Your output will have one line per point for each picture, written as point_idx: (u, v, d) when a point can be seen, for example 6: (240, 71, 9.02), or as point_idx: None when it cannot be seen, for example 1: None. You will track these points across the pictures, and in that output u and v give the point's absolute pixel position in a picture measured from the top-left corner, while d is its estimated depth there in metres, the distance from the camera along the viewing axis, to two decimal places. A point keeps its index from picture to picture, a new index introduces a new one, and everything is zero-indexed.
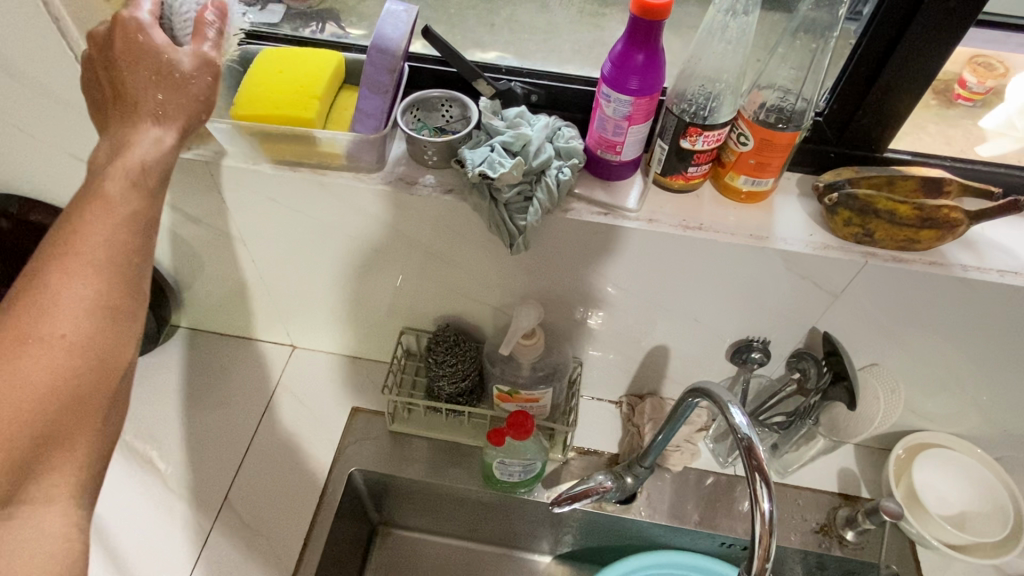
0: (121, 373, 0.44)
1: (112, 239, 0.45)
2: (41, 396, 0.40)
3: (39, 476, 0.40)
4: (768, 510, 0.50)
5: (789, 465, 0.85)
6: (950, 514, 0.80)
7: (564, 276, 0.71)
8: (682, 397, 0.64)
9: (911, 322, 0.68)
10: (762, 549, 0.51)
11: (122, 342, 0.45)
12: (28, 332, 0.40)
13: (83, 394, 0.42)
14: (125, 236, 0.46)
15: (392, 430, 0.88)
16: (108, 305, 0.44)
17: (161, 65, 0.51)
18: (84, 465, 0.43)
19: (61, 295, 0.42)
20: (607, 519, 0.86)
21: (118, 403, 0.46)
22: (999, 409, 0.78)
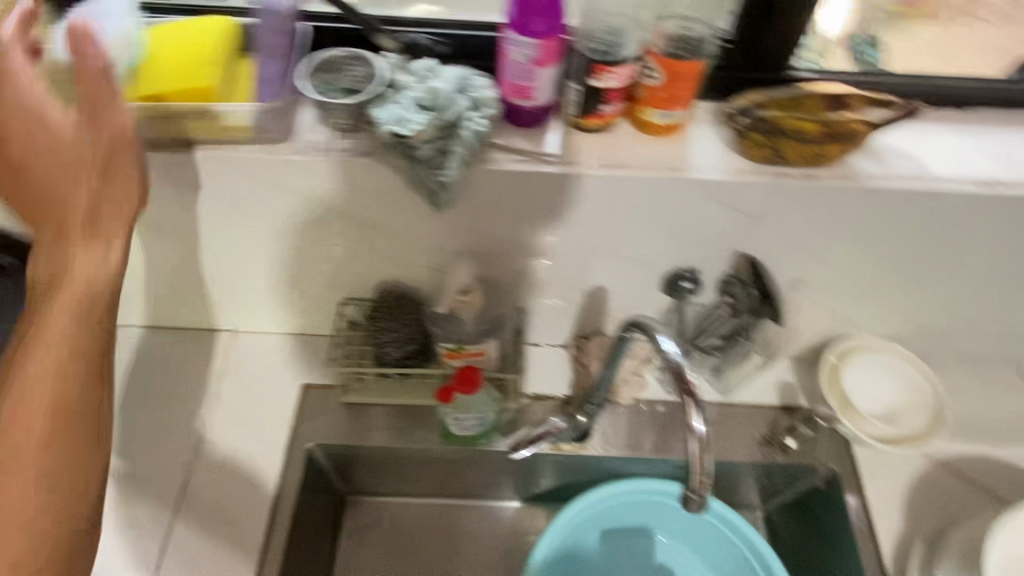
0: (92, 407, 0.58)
1: (91, 285, 0.58)
2: (47, 411, 0.55)
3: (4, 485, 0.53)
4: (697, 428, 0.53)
5: (730, 385, 0.89)
6: (880, 411, 0.84)
7: (494, 229, 0.71)
8: (619, 332, 0.67)
9: (827, 237, 0.71)
10: (697, 462, 0.56)
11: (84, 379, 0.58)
12: (27, 361, 0.56)
13: (73, 411, 0.57)
14: (98, 289, 0.58)
15: (345, 402, 0.89)
16: (100, 333, 0.59)
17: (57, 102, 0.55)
18: (66, 502, 0.55)
19: (52, 329, 0.56)
20: (567, 458, 0.89)
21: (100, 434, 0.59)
22: (917, 308, 0.83)
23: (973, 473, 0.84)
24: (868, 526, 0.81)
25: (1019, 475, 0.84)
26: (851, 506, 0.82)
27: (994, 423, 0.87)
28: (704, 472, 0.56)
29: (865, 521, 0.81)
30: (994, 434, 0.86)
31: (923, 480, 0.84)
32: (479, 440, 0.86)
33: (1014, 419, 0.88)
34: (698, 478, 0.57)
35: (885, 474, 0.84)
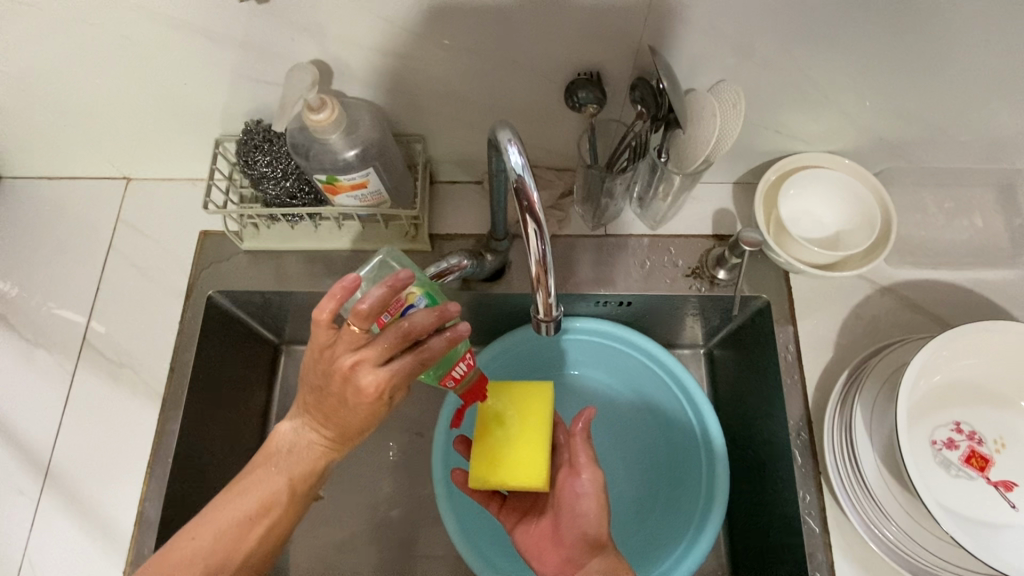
0: (283, 472, 0.61)
1: (298, 454, 0.62)
2: (298, 462, 0.61)
3: (289, 452, 0.62)
4: (541, 247, 0.50)
5: (660, 215, 0.81)
6: (824, 236, 0.76)
7: (349, 29, 0.61)
8: (489, 154, 0.58)
9: (741, 16, 0.59)
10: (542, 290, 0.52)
11: (275, 469, 0.61)
12: (273, 461, 0.62)
13: (281, 474, 0.61)
14: (300, 453, 0.62)
15: (246, 249, 0.83)
16: (280, 473, 0.61)
17: (336, 405, 0.58)
18: (277, 482, 0.61)
19: (280, 457, 0.62)
20: (487, 299, 0.83)
21: (295, 472, 0.61)
22: (864, 111, 0.72)
23: (918, 299, 0.77)
24: (794, 357, 0.76)
25: (971, 299, 0.76)
26: (778, 336, 0.77)
27: (949, 246, 0.79)
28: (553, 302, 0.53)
29: (792, 352, 0.76)
30: (948, 258, 0.79)
31: (862, 308, 0.77)
32: (376, 353, 0.55)
33: (973, 239, 0.79)
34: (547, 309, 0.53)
35: (821, 301, 0.78)
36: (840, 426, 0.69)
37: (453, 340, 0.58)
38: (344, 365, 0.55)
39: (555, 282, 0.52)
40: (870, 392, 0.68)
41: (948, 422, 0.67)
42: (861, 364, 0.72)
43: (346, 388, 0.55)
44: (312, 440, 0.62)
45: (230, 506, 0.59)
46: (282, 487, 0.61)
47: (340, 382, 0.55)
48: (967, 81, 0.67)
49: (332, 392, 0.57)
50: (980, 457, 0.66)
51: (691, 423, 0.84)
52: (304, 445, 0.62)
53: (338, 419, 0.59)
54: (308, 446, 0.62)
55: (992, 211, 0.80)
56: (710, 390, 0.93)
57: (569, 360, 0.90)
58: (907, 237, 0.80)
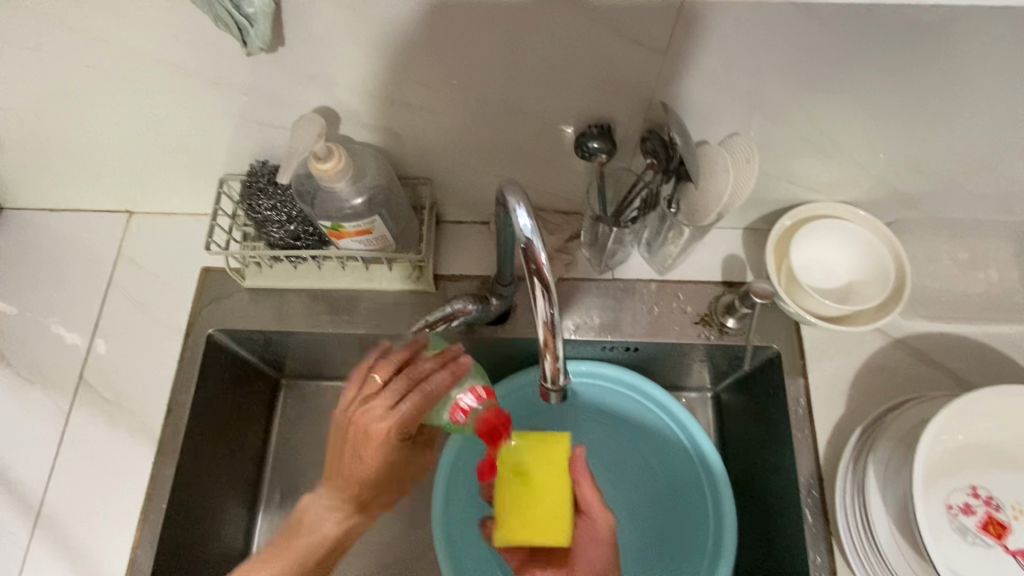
0: (301, 547, 0.66)
1: (315, 535, 0.67)
2: (314, 541, 0.66)
3: (311, 530, 0.67)
4: (548, 311, 0.48)
5: (669, 261, 0.80)
6: (835, 286, 0.75)
7: (356, 77, 0.60)
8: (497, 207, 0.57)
9: (758, 73, 0.58)
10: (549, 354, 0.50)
11: (298, 546, 0.66)
12: (301, 538, 0.67)
13: (301, 551, 0.66)
14: (320, 535, 0.67)
15: (247, 286, 0.82)
16: (300, 552, 0.66)
17: (350, 465, 0.67)
18: (294, 558, 0.65)
19: (305, 535, 0.67)
20: (490, 342, 0.82)
21: (314, 554, 0.66)
22: (880, 163, 0.71)
23: (932, 352, 0.75)
24: (804, 410, 0.74)
25: (986, 355, 0.75)
26: (789, 389, 0.75)
27: (964, 299, 0.78)
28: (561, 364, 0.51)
29: (802, 406, 0.74)
30: (964, 310, 0.77)
31: (876, 360, 0.75)
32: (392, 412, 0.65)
33: (989, 293, 0.78)
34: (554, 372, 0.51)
35: (832, 353, 0.76)
36: (853, 486, 0.67)
37: (454, 373, 0.67)
38: (358, 415, 0.66)
39: (563, 348, 0.50)
40: (884, 452, 0.66)
41: (964, 486, 0.65)
42: (875, 420, 0.70)
43: (362, 432, 0.65)
44: (332, 523, 0.67)
45: None
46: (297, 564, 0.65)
47: (352, 438, 0.66)
48: (987, 138, 0.66)
49: (348, 443, 0.67)
50: (997, 523, 0.64)
51: (697, 473, 0.82)
52: (325, 523, 0.67)
53: (353, 477, 0.67)
54: (330, 526, 0.67)
55: (1008, 263, 0.78)
56: (717, 435, 0.92)
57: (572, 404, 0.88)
58: (921, 287, 0.78)
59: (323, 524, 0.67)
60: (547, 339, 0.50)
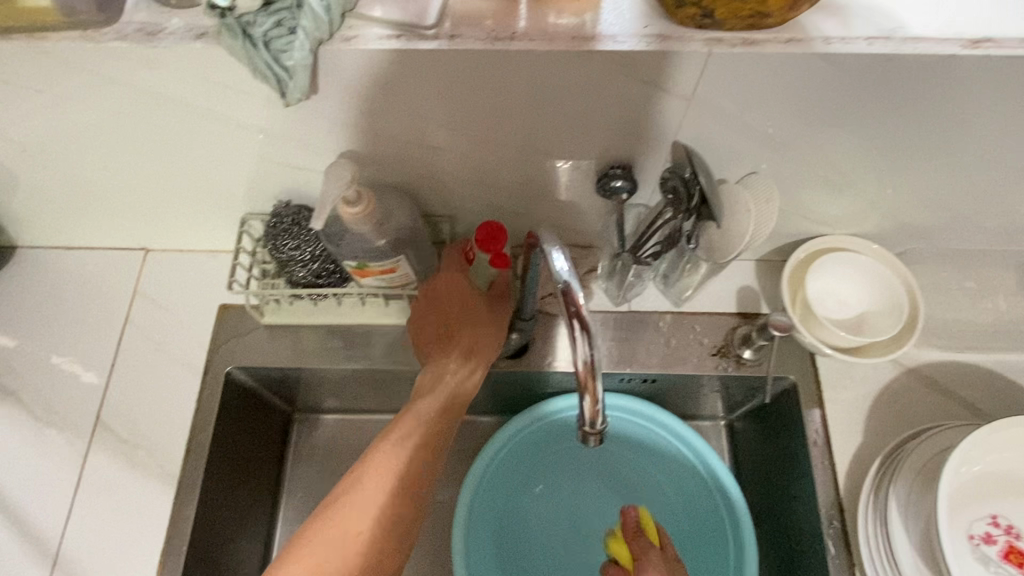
0: (387, 488, 0.66)
1: (395, 468, 0.67)
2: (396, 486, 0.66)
3: (384, 464, 0.67)
4: (588, 353, 0.47)
5: (684, 294, 0.81)
6: (850, 318, 0.76)
7: (384, 122, 0.61)
8: (526, 245, 0.59)
9: (779, 117, 0.59)
10: (590, 395, 0.48)
11: (378, 490, 0.65)
12: (374, 481, 0.66)
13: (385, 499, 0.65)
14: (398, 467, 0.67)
15: (266, 323, 0.82)
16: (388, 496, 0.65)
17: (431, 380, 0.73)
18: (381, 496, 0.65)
19: (381, 475, 0.66)
20: (509, 375, 0.82)
21: (388, 472, 0.66)
22: (891, 198, 0.72)
23: (945, 381, 0.77)
24: (823, 441, 0.74)
25: (998, 384, 0.76)
26: (806, 420, 0.76)
27: (973, 328, 0.79)
28: (599, 407, 0.48)
29: (821, 437, 0.75)
30: (974, 340, 0.78)
31: (890, 390, 0.76)
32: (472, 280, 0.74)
33: (997, 323, 0.79)
34: (593, 415, 0.49)
35: (848, 384, 0.77)
36: (875, 517, 0.68)
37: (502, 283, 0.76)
38: (451, 281, 0.74)
39: (603, 389, 0.48)
40: (905, 484, 0.66)
41: (985, 516, 0.66)
42: (893, 451, 0.71)
43: (449, 283, 0.74)
44: (408, 447, 0.69)
45: (339, 529, 0.63)
46: (385, 487, 0.65)
47: (441, 297, 0.74)
48: (996, 175, 0.67)
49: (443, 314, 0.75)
50: (1018, 552, 0.64)
51: (715, 500, 0.82)
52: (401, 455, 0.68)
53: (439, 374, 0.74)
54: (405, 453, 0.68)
55: (1015, 293, 0.80)
56: (731, 463, 0.92)
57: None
58: (931, 317, 0.80)
59: (400, 456, 0.68)
60: (587, 382, 0.48)
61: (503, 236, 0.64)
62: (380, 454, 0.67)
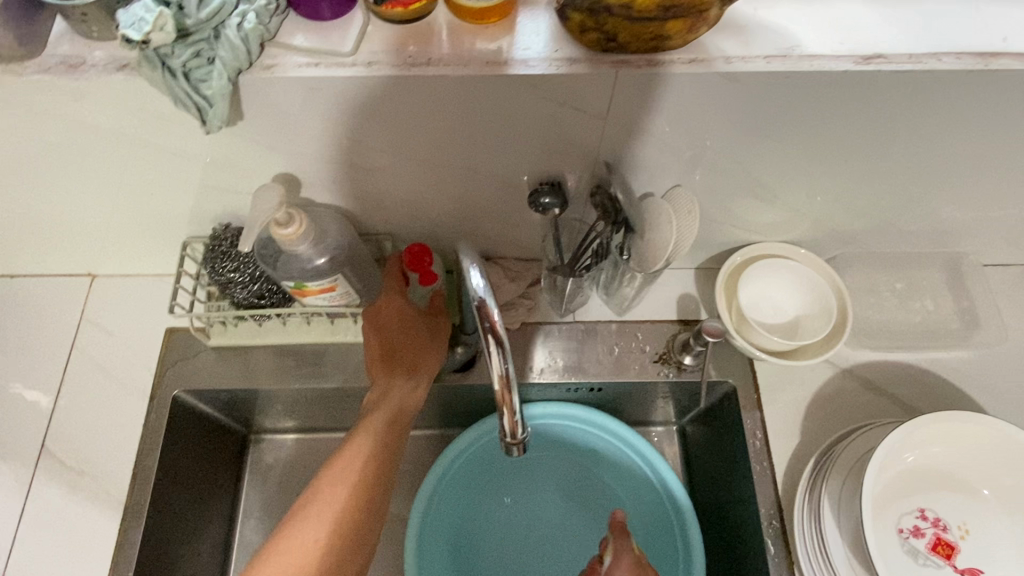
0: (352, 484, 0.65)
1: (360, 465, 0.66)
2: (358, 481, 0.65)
3: (347, 466, 0.66)
4: (504, 368, 0.48)
5: (626, 303, 0.83)
6: (783, 321, 0.79)
7: (315, 145, 0.62)
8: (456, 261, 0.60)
9: (695, 133, 0.61)
10: (507, 407, 0.50)
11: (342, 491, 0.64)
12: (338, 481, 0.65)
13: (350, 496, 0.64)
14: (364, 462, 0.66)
15: (213, 345, 0.82)
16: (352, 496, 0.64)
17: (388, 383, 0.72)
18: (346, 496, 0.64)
19: (345, 475, 0.65)
20: (457, 389, 0.83)
21: (351, 471, 0.65)
22: (816, 206, 0.75)
23: (878, 380, 0.79)
24: (762, 443, 0.77)
25: (927, 380, 0.79)
26: (746, 422, 0.78)
27: (905, 328, 0.82)
28: (518, 418, 0.50)
29: (760, 438, 0.77)
30: (905, 338, 0.81)
31: (826, 391, 0.79)
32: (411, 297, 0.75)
33: (926, 322, 0.82)
34: (513, 426, 0.51)
35: (785, 386, 0.79)
36: (809, 513, 0.70)
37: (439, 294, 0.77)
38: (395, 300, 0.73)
39: (518, 400, 0.50)
40: (836, 481, 0.69)
41: (913, 509, 0.68)
42: (827, 451, 0.73)
43: (394, 301, 0.73)
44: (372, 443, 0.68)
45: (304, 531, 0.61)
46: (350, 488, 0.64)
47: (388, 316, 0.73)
48: (911, 181, 0.70)
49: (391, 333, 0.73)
50: (946, 544, 0.67)
51: (664, 504, 0.84)
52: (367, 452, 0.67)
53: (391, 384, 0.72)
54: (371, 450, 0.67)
55: (942, 292, 0.83)
56: (683, 467, 0.94)
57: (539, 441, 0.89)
58: (864, 318, 0.83)
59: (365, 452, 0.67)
60: (504, 394, 0.50)
61: (428, 256, 0.69)
62: (341, 457, 0.66)
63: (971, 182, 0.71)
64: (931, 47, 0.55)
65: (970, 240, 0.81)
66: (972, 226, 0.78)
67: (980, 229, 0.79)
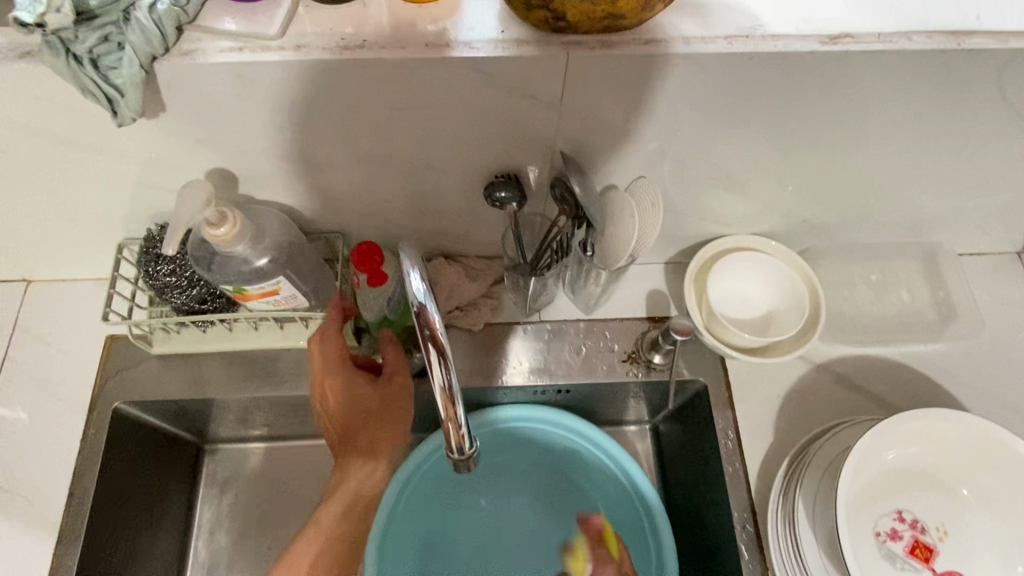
0: None
1: None
2: None
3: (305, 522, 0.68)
4: (445, 379, 0.44)
5: (592, 301, 0.80)
6: (755, 317, 0.76)
7: (249, 138, 0.57)
8: None
9: (656, 121, 0.58)
10: (451, 421, 0.46)
11: None
12: None
13: None
14: None
15: (156, 353, 0.77)
16: None
17: None
18: None
19: None
20: (418, 394, 0.79)
21: None
22: (787, 196, 0.72)
23: (853, 375, 0.77)
24: (735, 443, 0.74)
25: (903, 374, 0.77)
26: (718, 423, 0.75)
27: (880, 320, 0.79)
28: (463, 431, 0.47)
29: (732, 439, 0.74)
30: (881, 331, 0.79)
31: (800, 388, 0.76)
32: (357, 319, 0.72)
33: (901, 314, 0.80)
34: (459, 440, 0.47)
35: (758, 384, 0.76)
36: (783, 517, 0.67)
37: None
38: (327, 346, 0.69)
39: (463, 414, 0.46)
40: (810, 485, 0.66)
41: (890, 512, 0.66)
42: (801, 451, 0.71)
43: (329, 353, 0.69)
44: None
45: None
46: None
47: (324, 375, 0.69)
48: (883, 169, 0.68)
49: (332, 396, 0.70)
50: (924, 546, 0.64)
51: (636, 508, 0.80)
52: None
53: None
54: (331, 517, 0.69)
55: (917, 283, 0.81)
56: (658, 468, 0.91)
57: (507, 446, 0.86)
58: (838, 311, 0.80)
59: None
60: (447, 405, 0.46)
61: (376, 255, 0.64)
62: None
63: (944, 169, 0.68)
64: (900, 26, 0.51)
65: (944, 229, 0.79)
66: (947, 214, 0.76)
67: (955, 217, 0.77)
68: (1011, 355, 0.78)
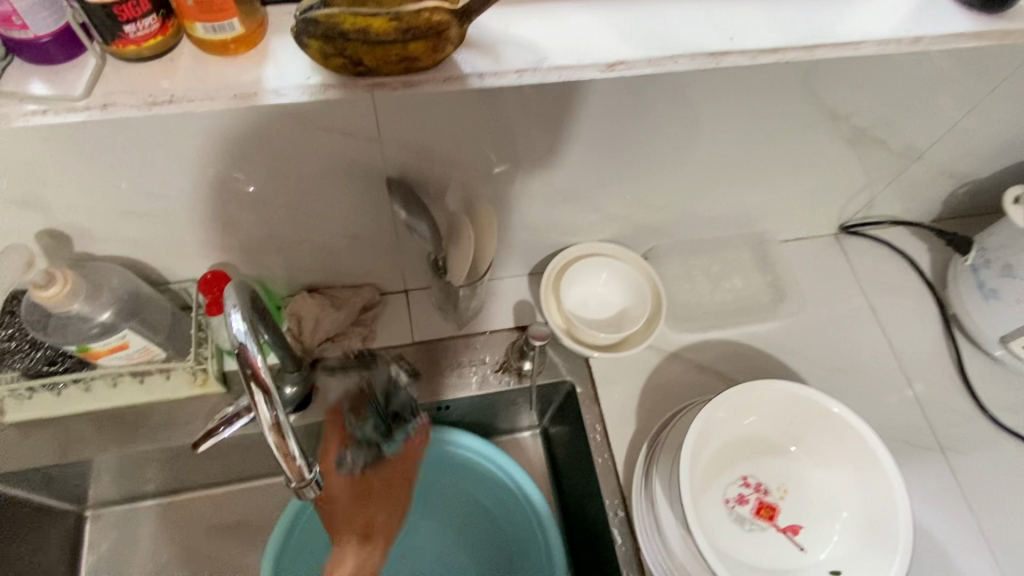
0: None
1: None
2: None
3: None
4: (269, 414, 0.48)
5: (463, 317, 0.83)
6: (608, 316, 0.83)
7: (76, 194, 0.58)
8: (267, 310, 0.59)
9: (478, 147, 0.63)
10: (282, 454, 0.51)
11: None
12: None
13: None
14: None
15: (11, 422, 0.75)
16: None
17: None
18: None
19: None
20: (302, 429, 0.80)
21: None
22: (621, 206, 0.78)
23: (703, 360, 0.84)
24: (601, 436, 0.79)
25: (746, 353, 0.85)
26: (585, 418, 0.80)
27: (721, 307, 0.88)
28: (294, 457, 0.51)
29: (599, 432, 0.79)
30: (722, 317, 0.87)
31: (656, 377, 0.82)
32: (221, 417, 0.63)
33: (737, 300, 0.89)
34: (297, 469, 0.53)
35: (619, 377, 0.82)
36: (645, 498, 0.71)
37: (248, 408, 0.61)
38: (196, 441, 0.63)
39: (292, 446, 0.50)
40: (664, 467, 0.70)
41: (737, 479, 0.73)
42: (656, 434, 0.76)
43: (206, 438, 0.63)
44: None
45: None
46: None
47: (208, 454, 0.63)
48: (697, 174, 0.75)
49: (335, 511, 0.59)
50: (767, 506, 0.72)
51: (545, 574, 0.80)
52: None
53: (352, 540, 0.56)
54: None
55: (748, 271, 0.91)
56: (548, 469, 0.95)
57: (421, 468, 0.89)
58: (684, 303, 0.88)
59: None
60: (276, 438, 0.50)
61: (218, 283, 0.66)
62: None
63: (750, 168, 0.76)
64: (670, 48, 0.57)
65: (766, 220, 0.88)
66: (765, 207, 0.85)
67: (774, 209, 0.86)
68: (834, 326, 0.88)
